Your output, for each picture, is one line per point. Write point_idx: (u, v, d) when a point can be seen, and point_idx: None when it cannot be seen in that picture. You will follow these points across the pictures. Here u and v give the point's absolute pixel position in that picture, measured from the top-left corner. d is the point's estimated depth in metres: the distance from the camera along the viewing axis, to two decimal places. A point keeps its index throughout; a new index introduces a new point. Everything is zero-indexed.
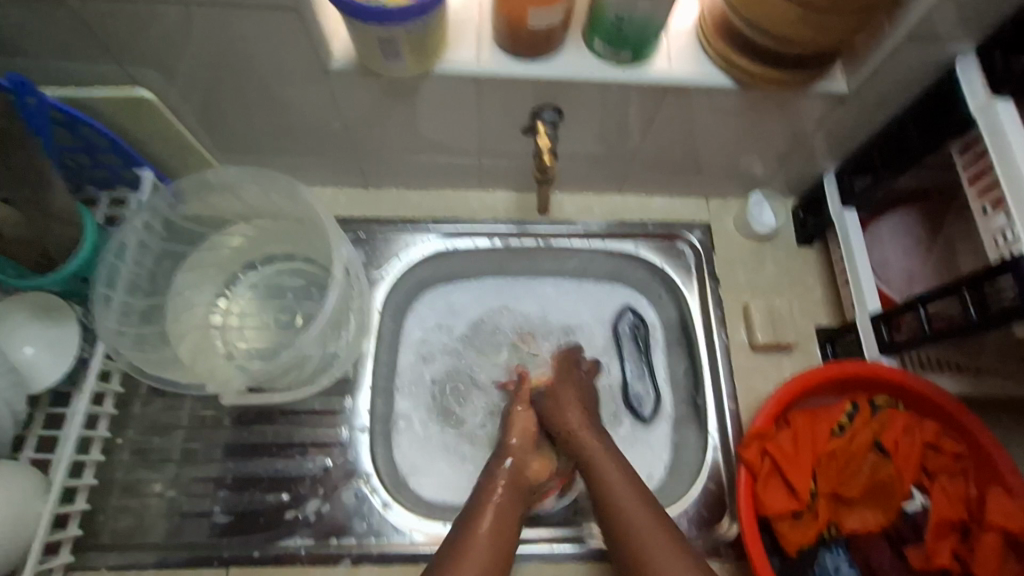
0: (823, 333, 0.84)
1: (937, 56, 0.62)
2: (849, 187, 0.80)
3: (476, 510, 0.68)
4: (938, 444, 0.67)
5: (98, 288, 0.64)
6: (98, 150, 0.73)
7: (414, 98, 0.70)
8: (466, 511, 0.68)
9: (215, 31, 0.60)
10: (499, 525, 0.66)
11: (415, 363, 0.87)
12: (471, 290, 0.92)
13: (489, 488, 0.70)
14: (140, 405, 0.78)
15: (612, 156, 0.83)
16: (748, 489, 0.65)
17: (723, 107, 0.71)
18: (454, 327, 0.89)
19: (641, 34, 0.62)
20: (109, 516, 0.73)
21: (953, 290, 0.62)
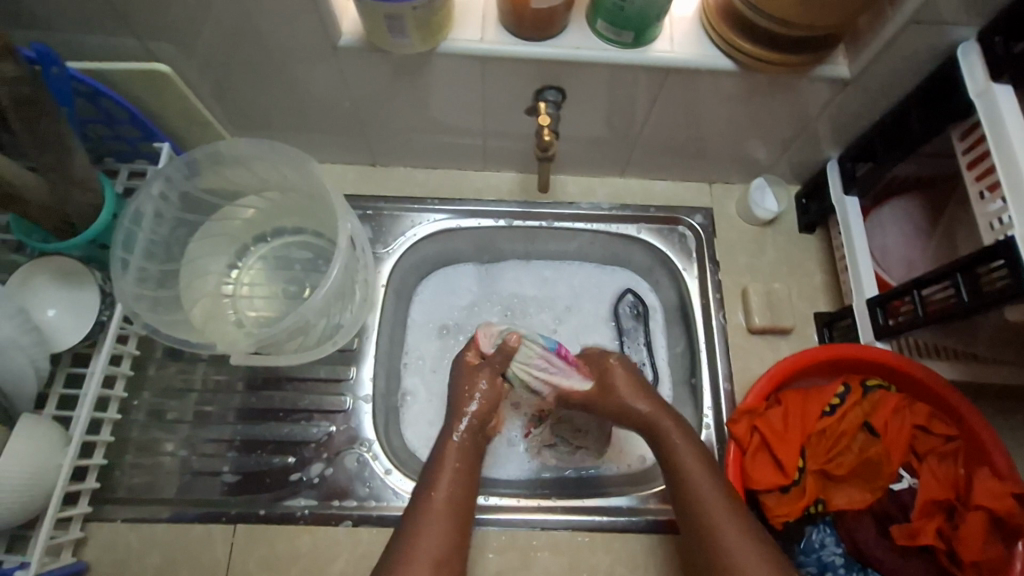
0: (821, 318, 0.84)
1: (940, 40, 0.62)
2: (850, 174, 0.81)
3: (429, 484, 0.68)
4: (929, 426, 0.68)
5: (115, 252, 0.66)
6: (118, 123, 0.76)
7: (421, 76, 0.72)
8: (421, 486, 0.69)
9: (233, 8, 0.63)
10: (452, 501, 0.67)
11: (420, 347, 0.89)
12: (477, 276, 0.94)
13: (442, 467, 0.69)
14: (155, 368, 0.81)
15: (616, 139, 0.84)
16: (737, 463, 0.67)
17: (726, 89, 0.72)
18: (459, 311, 0.92)
19: (641, 15, 0.63)
20: (125, 471, 0.77)
21: (947, 273, 0.62)
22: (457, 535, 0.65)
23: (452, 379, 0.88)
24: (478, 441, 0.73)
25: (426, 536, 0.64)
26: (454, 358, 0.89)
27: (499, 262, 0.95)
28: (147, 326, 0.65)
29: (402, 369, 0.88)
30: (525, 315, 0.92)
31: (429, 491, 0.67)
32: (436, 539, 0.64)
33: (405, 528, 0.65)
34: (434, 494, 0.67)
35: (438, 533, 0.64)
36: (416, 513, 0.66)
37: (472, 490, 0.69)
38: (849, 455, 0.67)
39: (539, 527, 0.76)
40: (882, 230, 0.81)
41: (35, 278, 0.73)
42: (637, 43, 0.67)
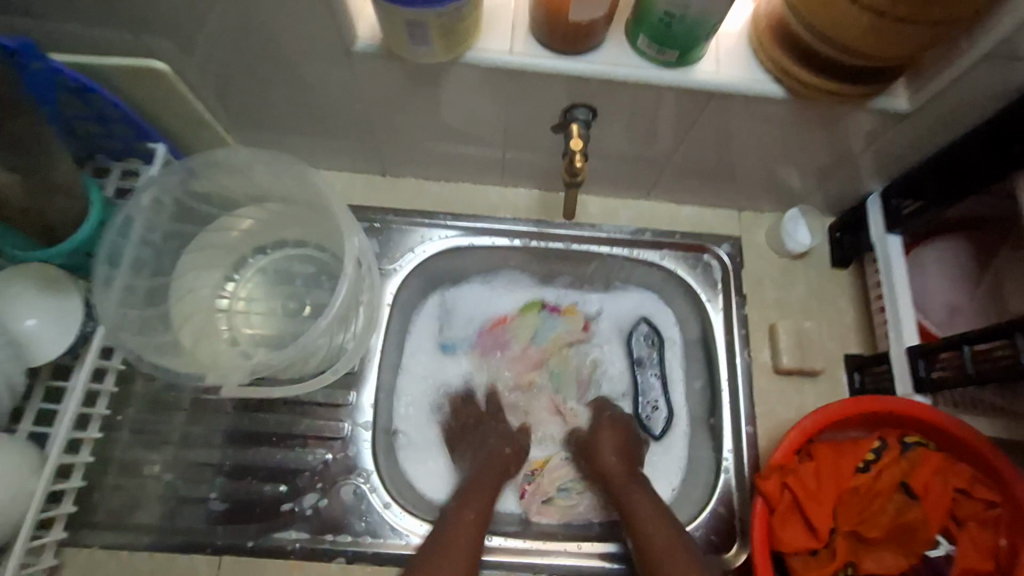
0: (851, 361, 0.79)
1: (1015, 80, 0.56)
2: (894, 212, 0.75)
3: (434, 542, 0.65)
4: (971, 490, 0.63)
5: (99, 266, 0.61)
6: (110, 121, 0.69)
7: (441, 85, 0.67)
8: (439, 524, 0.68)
9: (236, 5, 0.57)
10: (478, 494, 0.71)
11: (421, 378, 0.84)
12: (483, 296, 0.89)
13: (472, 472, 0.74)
14: (141, 382, 0.76)
15: (643, 161, 0.79)
16: (764, 521, 0.62)
17: (769, 115, 0.67)
18: (460, 336, 0.87)
19: (689, 34, 0.57)
20: (105, 494, 0.71)
21: (1003, 332, 0.57)
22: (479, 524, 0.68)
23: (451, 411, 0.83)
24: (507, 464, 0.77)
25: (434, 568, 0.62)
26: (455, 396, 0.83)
27: (500, 282, 0.90)
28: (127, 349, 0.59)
29: (401, 402, 0.82)
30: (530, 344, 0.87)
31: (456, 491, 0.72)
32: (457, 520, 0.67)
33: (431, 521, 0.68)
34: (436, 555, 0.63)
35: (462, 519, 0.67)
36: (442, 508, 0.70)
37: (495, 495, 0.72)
38: (883, 517, 0.63)
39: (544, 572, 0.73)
40: (923, 271, 0.76)
41: (15, 287, 0.67)
42: (680, 64, 0.62)
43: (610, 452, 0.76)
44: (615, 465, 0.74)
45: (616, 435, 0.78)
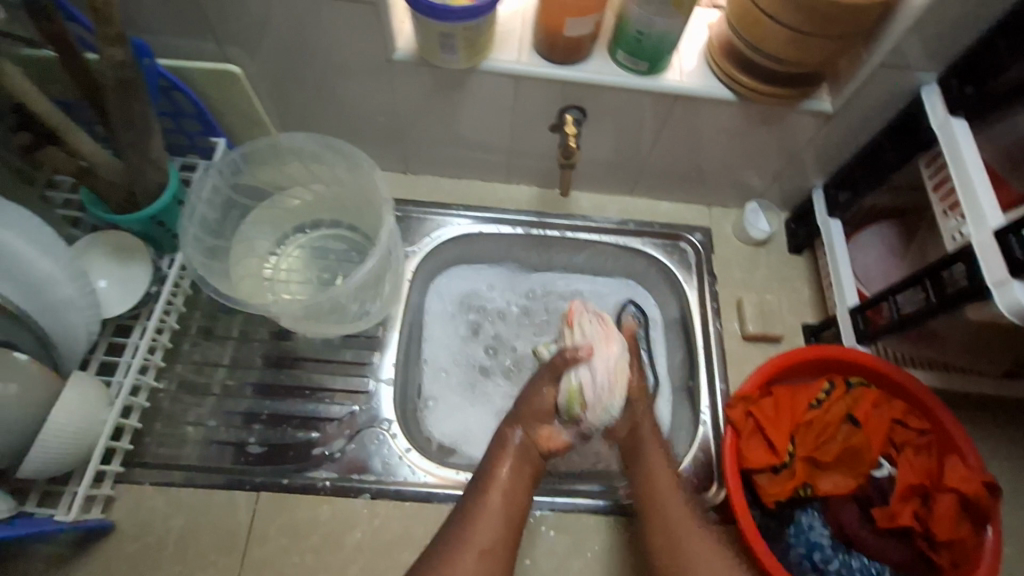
0: (808, 329, 0.93)
1: (907, 83, 0.73)
2: (834, 200, 0.91)
3: (464, 525, 0.68)
4: (905, 420, 0.75)
5: (184, 224, 0.72)
6: (183, 116, 0.84)
7: (460, 90, 0.82)
8: (469, 498, 0.71)
9: (303, 21, 0.72)
10: (510, 489, 0.72)
11: (433, 354, 0.94)
12: (473, 278, 1.01)
13: (497, 463, 0.74)
14: (189, 344, 0.87)
15: (625, 161, 0.95)
16: (733, 446, 0.73)
17: (724, 117, 0.83)
18: (460, 314, 0.98)
19: (657, 48, 0.73)
20: (154, 439, 0.80)
21: (918, 280, 0.71)
22: (512, 518, 0.70)
23: (464, 377, 0.93)
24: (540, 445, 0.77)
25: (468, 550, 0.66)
26: (472, 339, 0.96)
27: (486, 268, 1.02)
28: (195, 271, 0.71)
29: (425, 345, 0.95)
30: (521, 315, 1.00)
31: (490, 480, 0.72)
32: (492, 519, 0.69)
33: (462, 512, 0.70)
34: (469, 535, 0.67)
35: (495, 522, 0.69)
36: (475, 495, 0.71)
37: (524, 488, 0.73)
38: (834, 443, 0.73)
39: (548, 508, 0.80)
40: (863, 249, 0.90)
41: (92, 249, 0.80)
42: (651, 72, 0.78)
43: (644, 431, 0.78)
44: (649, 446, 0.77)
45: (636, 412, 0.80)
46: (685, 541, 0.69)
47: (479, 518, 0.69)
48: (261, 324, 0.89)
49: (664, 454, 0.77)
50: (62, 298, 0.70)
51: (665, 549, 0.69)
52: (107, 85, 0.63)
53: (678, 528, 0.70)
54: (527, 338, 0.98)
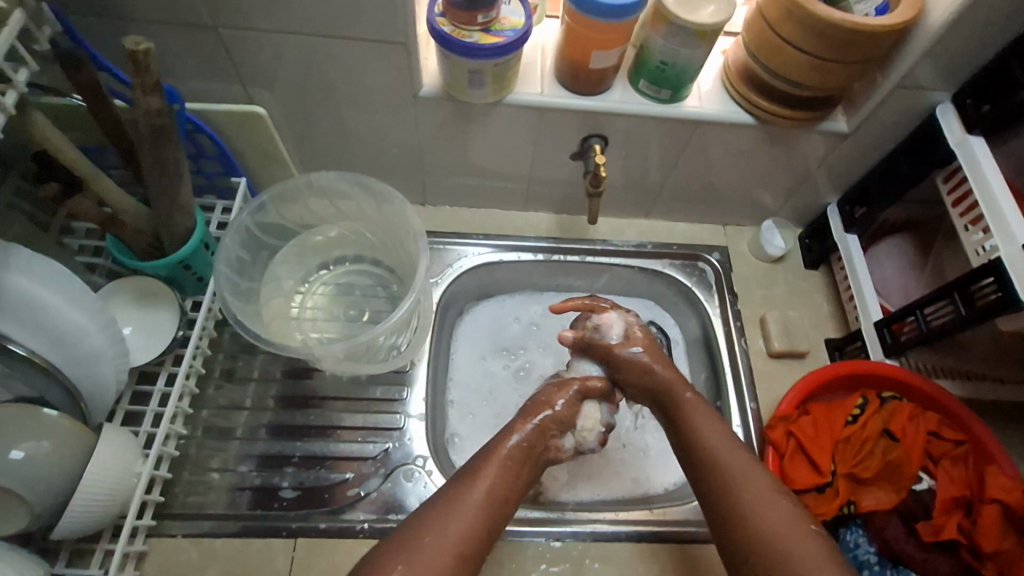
0: (831, 343, 0.94)
1: (921, 104, 0.75)
2: (849, 216, 0.93)
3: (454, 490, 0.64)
4: (939, 432, 0.76)
5: (218, 268, 0.72)
6: (204, 157, 0.83)
7: (483, 122, 0.83)
8: (464, 471, 0.66)
9: (333, 62, 0.73)
10: (504, 477, 0.66)
11: (458, 393, 0.94)
12: (496, 316, 1.01)
13: (498, 449, 0.68)
14: (213, 389, 0.85)
15: (642, 185, 0.96)
16: (776, 466, 0.74)
17: (742, 140, 0.84)
18: (484, 348, 0.98)
19: (680, 76, 0.75)
20: (184, 489, 0.78)
21: (946, 293, 0.72)
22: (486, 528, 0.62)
23: (490, 414, 0.92)
24: (538, 455, 0.70)
25: (452, 513, 0.61)
26: (498, 372, 0.96)
27: (508, 300, 1.03)
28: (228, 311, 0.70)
29: (450, 378, 0.95)
30: (545, 349, 0.99)
31: (482, 464, 0.66)
32: (462, 527, 0.60)
33: (460, 475, 0.66)
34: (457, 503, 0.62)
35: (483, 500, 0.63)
36: (466, 477, 0.65)
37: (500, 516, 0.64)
38: (873, 458, 0.74)
39: (589, 538, 0.79)
40: (879, 263, 0.92)
41: (116, 296, 0.79)
42: (672, 100, 0.79)
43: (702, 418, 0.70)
44: (712, 432, 0.69)
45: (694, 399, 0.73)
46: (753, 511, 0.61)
47: (450, 525, 0.60)
48: (287, 364, 0.88)
49: (727, 435, 0.69)
50: (92, 349, 0.68)
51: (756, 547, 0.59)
52: (142, 132, 0.63)
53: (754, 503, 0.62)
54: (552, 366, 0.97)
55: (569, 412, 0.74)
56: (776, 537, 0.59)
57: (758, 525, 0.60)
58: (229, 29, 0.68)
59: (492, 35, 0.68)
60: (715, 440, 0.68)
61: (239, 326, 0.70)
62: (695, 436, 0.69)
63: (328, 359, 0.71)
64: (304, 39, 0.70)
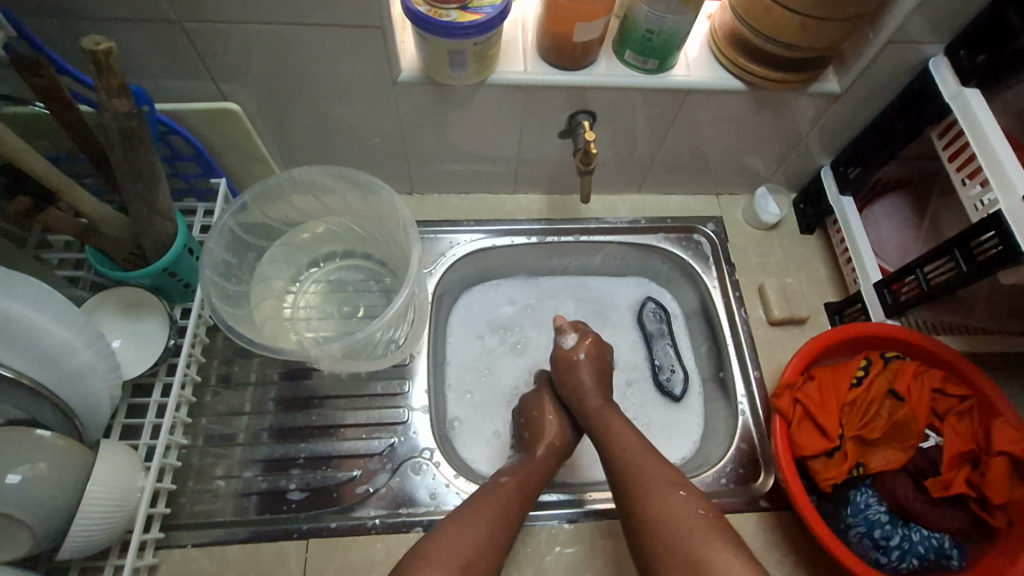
0: (830, 307, 0.94)
1: (914, 57, 0.74)
2: (843, 177, 0.91)
3: (493, 484, 0.72)
4: (944, 388, 0.76)
5: (204, 272, 0.69)
6: (181, 159, 0.80)
7: (467, 105, 0.80)
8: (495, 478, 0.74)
9: (306, 51, 0.70)
10: (522, 491, 0.72)
11: (456, 376, 0.93)
12: (491, 300, 1.00)
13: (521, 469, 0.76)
14: (210, 396, 0.83)
15: (633, 160, 0.94)
16: (784, 433, 0.74)
17: (733, 107, 0.82)
18: (483, 334, 0.97)
19: (666, 45, 0.73)
20: (189, 498, 0.77)
21: (946, 250, 0.72)
22: (511, 520, 0.69)
23: (486, 401, 0.92)
24: (545, 470, 0.77)
25: (485, 506, 0.68)
26: (497, 357, 0.95)
27: (504, 282, 1.01)
28: (217, 317, 0.68)
29: (448, 365, 0.94)
30: (542, 323, 0.99)
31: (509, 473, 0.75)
32: (490, 518, 0.67)
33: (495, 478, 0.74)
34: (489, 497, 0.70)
35: (508, 503, 0.70)
36: (495, 483, 0.72)
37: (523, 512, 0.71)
38: (879, 419, 0.74)
39: (602, 517, 0.79)
40: (875, 224, 0.91)
41: (103, 308, 0.77)
42: (660, 70, 0.77)
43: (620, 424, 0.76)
44: (629, 437, 0.74)
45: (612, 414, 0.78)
46: (650, 505, 0.65)
47: (479, 515, 0.67)
48: (285, 365, 0.86)
49: (643, 443, 0.73)
50: (81, 365, 0.66)
51: (660, 542, 0.62)
52: (111, 137, 0.60)
53: (653, 495, 0.66)
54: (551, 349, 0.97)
55: (565, 443, 0.81)
56: (676, 532, 0.62)
57: (661, 524, 0.63)
58: (195, 23, 0.65)
59: (471, 12, 0.65)
60: (630, 444, 0.73)
61: (228, 330, 0.68)
62: (609, 444, 0.74)
63: (326, 359, 0.70)
64: (276, 29, 0.66)
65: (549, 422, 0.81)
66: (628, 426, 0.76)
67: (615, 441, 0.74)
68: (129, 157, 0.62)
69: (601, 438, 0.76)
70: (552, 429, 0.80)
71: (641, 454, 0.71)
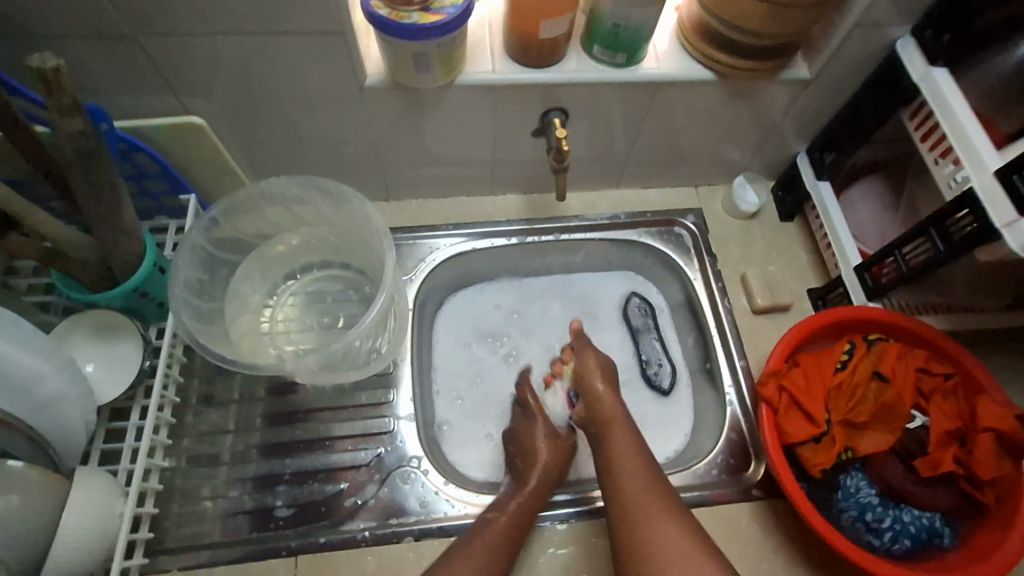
0: (813, 293, 0.94)
1: (881, 39, 0.74)
2: (819, 163, 0.92)
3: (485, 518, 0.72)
4: (928, 367, 0.76)
5: (175, 290, 0.68)
6: (148, 177, 0.78)
7: (437, 108, 0.79)
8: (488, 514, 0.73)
9: (269, 61, 0.69)
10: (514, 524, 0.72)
11: (444, 382, 0.92)
12: (475, 303, 0.99)
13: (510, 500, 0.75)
14: (192, 416, 0.81)
15: (610, 156, 0.94)
16: (771, 421, 0.73)
17: (705, 98, 0.82)
18: (466, 339, 0.96)
19: (634, 38, 0.72)
20: (173, 521, 0.75)
21: (923, 229, 0.72)
22: (504, 557, 0.69)
23: (474, 406, 0.91)
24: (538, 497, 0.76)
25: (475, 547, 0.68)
26: (482, 361, 0.94)
27: (487, 285, 1.00)
28: (190, 335, 0.66)
29: (434, 372, 0.93)
30: (529, 326, 0.98)
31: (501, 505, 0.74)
32: (482, 558, 0.67)
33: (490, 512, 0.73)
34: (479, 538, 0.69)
35: (497, 539, 0.70)
36: (488, 518, 0.72)
37: (518, 544, 0.71)
38: (866, 403, 0.74)
39: (595, 515, 0.79)
40: (853, 207, 0.92)
41: (72, 333, 0.75)
42: (629, 64, 0.77)
43: (625, 445, 0.73)
44: (632, 460, 0.71)
45: (620, 432, 0.74)
46: (645, 538, 0.63)
47: (469, 555, 0.67)
48: (266, 381, 0.84)
49: (645, 465, 0.70)
50: (53, 394, 0.65)
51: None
52: (68, 157, 0.58)
53: (649, 526, 0.63)
54: (537, 350, 0.96)
55: (561, 463, 0.81)
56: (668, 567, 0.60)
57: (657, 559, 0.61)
58: (151, 38, 0.64)
59: (432, 14, 0.64)
60: (633, 468, 0.70)
61: (202, 348, 0.67)
62: (611, 467, 0.71)
63: (304, 371, 0.68)
64: (236, 39, 0.65)
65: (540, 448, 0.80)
66: (636, 445, 0.73)
67: (619, 462, 0.71)
68: (89, 177, 0.61)
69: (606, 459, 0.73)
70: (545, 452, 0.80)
71: (639, 479, 0.68)
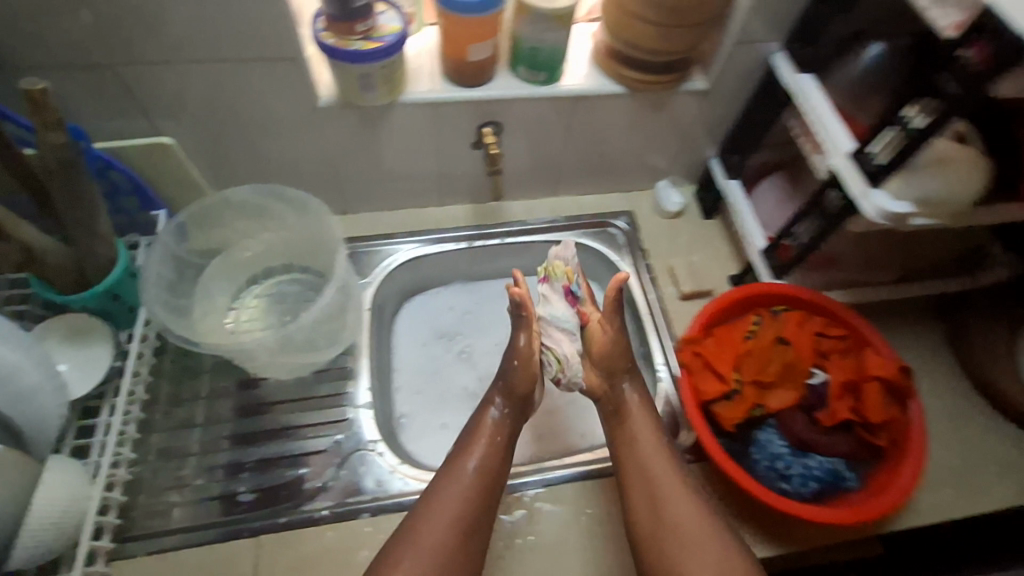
0: (733, 280, 1.04)
1: (761, 53, 0.87)
2: (728, 164, 1.04)
3: (457, 465, 0.74)
4: (826, 331, 0.85)
5: (146, 286, 0.75)
6: (121, 193, 0.87)
7: (384, 124, 0.89)
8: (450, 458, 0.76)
9: (232, 85, 0.79)
10: (487, 468, 0.74)
11: (402, 378, 0.99)
12: (429, 306, 1.07)
13: (473, 442, 0.76)
14: (161, 414, 0.87)
15: (545, 165, 1.05)
16: (688, 385, 0.82)
17: (620, 109, 0.94)
18: (421, 338, 1.04)
19: (551, 58, 0.84)
20: (141, 510, 0.80)
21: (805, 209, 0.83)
22: (486, 497, 0.73)
23: (428, 398, 0.98)
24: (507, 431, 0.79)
25: (448, 496, 0.71)
26: (436, 357, 1.02)
27: (440, 289, 1.09)
28: (162, 322, 0.74)
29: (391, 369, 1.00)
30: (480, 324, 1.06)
31: (467, 448, 0.76)
32: (462, 507, 0.70)
33: (455, 454, 0.76)
34: (451, 485, 0.72)
35: (470, 483, 0.73)
36: (456, 460, 0.75)
37: (498, 480, 0.75)
38: (772, 364, 0.83)
39: (543, 485, 0.84)
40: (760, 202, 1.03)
41: (49, 336, 0.81)
42: (550, 81, 0.89)
43: (647, 425, 0.79)
44: (646, 434, 0.78)
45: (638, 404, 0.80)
46: (650, 505, 0.72)
47: (446, 503, 0.70)
48: (232, 378, 0.90)
49: (654, 432, 0.78)
50: (30, 386, 0.70)
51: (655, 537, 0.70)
52: (51, 167, 0.67)
53: (657, 492, 0.73)
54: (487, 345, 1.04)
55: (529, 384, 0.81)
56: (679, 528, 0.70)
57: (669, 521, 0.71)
58: (126, 66, 0.73)
59: (373, 41, 0.75)
60: (649, 439, 0.77)
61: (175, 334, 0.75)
62: (622, 435, 0.78)
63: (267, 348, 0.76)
64: (202, 66, 0.75)
65: (517, 369, 0.80)
66: (650, 415, 0.80)
67: (637, 436, 0.78)
68: (69, 186, 0.69)
69: (619, 427, 0.80)
70: (524, 381, 0.80)
71: (654, 453, 0.76)
